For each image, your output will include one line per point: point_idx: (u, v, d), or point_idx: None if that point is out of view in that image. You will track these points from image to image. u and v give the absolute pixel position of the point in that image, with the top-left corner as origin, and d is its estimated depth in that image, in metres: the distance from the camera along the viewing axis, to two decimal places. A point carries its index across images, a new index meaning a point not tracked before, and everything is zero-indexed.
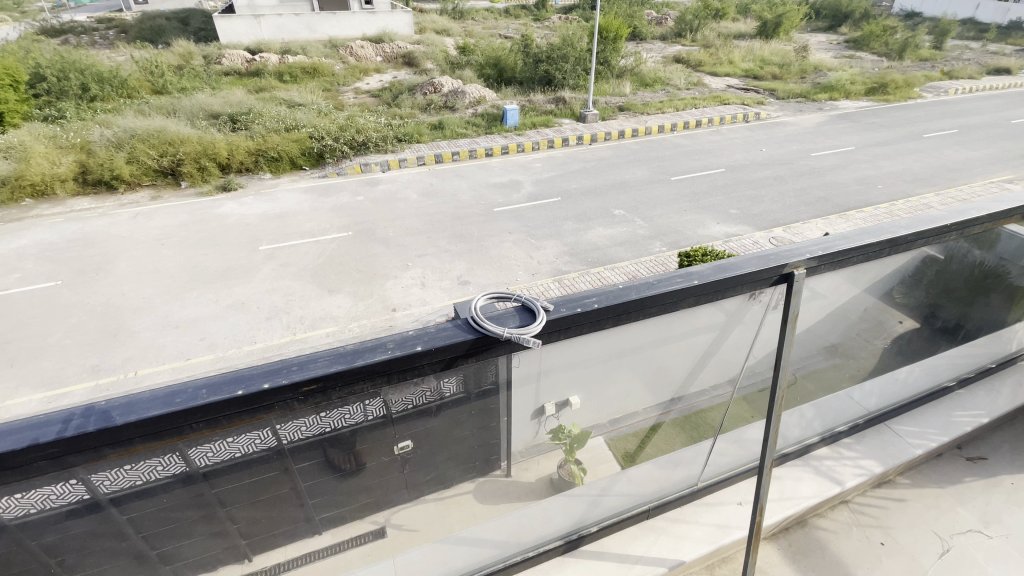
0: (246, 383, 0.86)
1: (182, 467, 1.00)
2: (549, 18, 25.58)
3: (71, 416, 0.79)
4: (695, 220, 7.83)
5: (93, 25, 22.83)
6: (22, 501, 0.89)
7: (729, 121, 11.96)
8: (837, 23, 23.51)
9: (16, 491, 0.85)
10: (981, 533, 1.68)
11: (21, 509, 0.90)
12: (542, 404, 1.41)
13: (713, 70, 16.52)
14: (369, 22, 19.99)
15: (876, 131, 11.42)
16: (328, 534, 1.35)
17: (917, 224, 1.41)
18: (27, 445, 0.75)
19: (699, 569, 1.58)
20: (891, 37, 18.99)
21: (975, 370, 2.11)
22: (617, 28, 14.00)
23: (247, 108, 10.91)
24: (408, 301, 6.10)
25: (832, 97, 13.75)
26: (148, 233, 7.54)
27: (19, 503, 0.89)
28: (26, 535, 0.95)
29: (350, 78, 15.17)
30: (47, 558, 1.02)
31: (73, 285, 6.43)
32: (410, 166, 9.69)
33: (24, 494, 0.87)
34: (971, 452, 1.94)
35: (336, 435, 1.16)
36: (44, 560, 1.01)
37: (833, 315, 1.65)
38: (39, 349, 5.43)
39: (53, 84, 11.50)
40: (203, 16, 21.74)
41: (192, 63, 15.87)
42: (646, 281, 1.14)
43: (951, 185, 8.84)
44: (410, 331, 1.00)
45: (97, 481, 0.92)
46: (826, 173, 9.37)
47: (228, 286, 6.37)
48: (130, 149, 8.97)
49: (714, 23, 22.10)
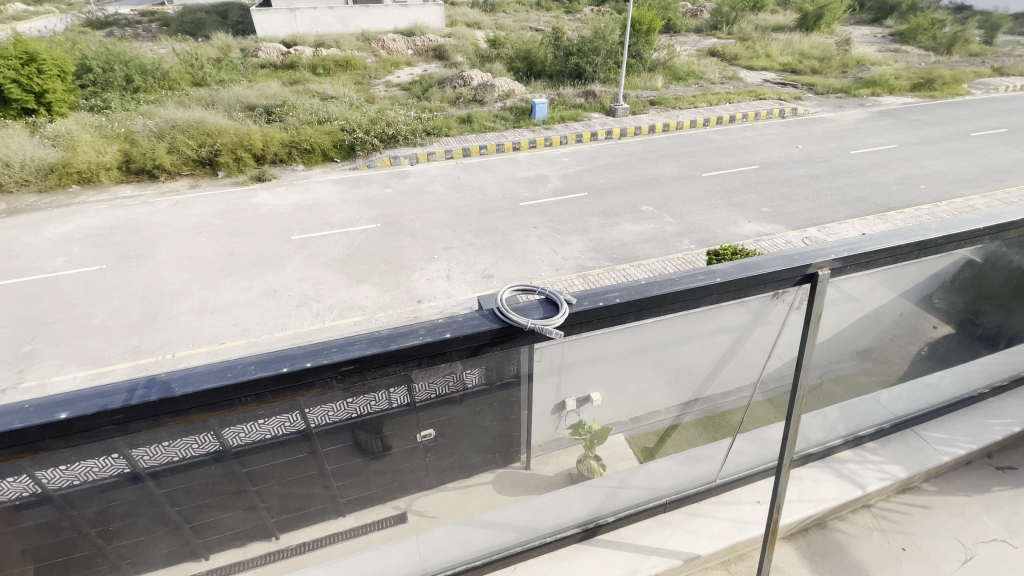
0: (291, 361, 0.92)
1: (217, 446, 1.07)
2: (582, 10, 25.41)
3: (134, 386, 0.87)
4: (725, 218, 7.70)
5: (137, 18, 23.66)
6: (68, 473, 0.97)
7: (764, 116, 11.67)
8: (882, 15, 22.84)
9: (62, 463, 0.94)
10: (1007, 543, 1.65)
11: (67, 480, 0.98)
12: (563, 399, 1.46)
13: (749, 63, 16.11)
14: (401, 15, 20.26)
15: (920, 129, 10.98)
16: (352, 516, 1.42)
17: (951, 226, 1.38)
18: (96, 410, 0.83)
19: (715, 564, 1.60)
20: (940, 29, 18.21)
21: (1010, 378, 2.05)
22: (649, 21, 13.76)
23: (282, 100, 11.21)
24: (433, 292, 6.20)
25: (874, 93, 13.25)
26: (185, 222, 7.81)
27: (66, 474, 0.97)
28: (70, 505, 1.04)
29: (382, 71, 15.42)
30: (91, 529, 1.10)
31: (116, 269, 6.74)
32: (438, 159, 9.81)
33: (70, 465, 0.96)
34: (1002, 461, 1.89)
35: (363, 420, 1.21)
36: (89, 530, 1.10)
37: (864, 320, 1.64)
38: (85, 329, 5.73)
39: (98, 75, 11.92)
40: (241, 10, 22.34)
41: (230, 55, 16.36)
42: (668, 277, 1.15)
43: (999, 187, 8.45)
44: (441, 318, 1.04)
45: (138, 455, 1.00)
46: (865, 172, 9.06)
47: (262, 274, 6.60)
48: (171, 140, 9.31)
49: (752, 14, 21.52)
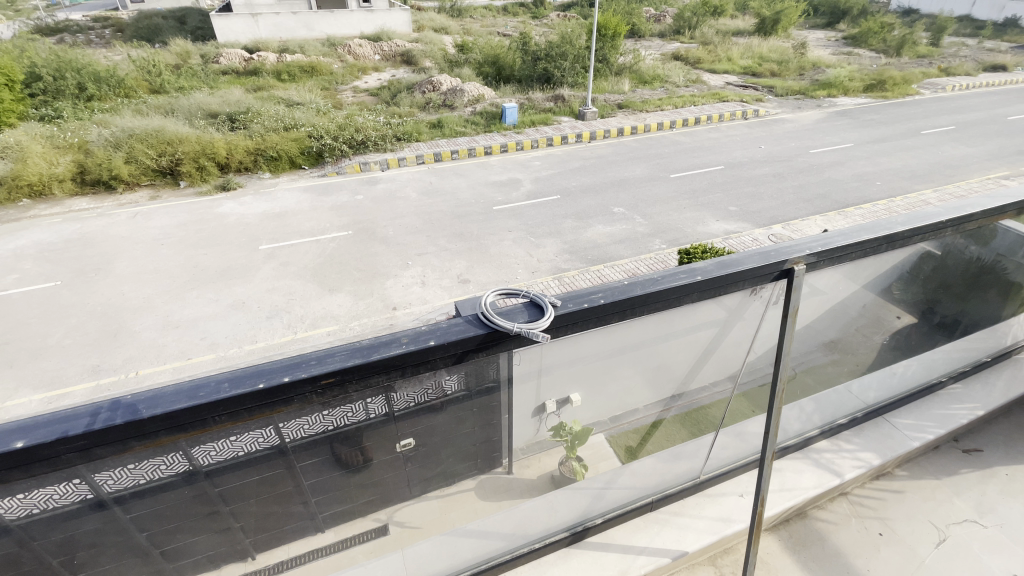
0: (267, 376, 0.89)
1: (186, 466, 1.02)
2: (547, 15, 25.60)
3: (98, 410, 0.82)
4: (694, 217, 7.86)
5: (89, 24, 22.67)
6: (25, 502, 0.91)
7: (727, 118, 11.99)
8: (835, 20, 23.74)
9: (18, 492, 0.87)
10: (977, 523, 1.72)
11: (24, 509, 0.92)
12: (543, 401, 1.44)
13: (712, 66, 16.54)
14: (367, 20, 20.04)
15: (874, 128, 11.46)
16: (332, 531, 1.38)
17: (914, 221, 1.44)
18: (56, 437, 0.77)
19: (702, 559, 1.61)
20: (889, 33, 19.09)
21: (972, 364, 2.14)
22: (615, 26, 14.02)
23: (245, 108, 10.91)
24: (408, 299, 6.13)
25: (831, 94, 13.78)
26: (146, 234, 7.53)
27: (23, 503, 0.91)
28: (29, 536, 0.97)
29: (349, 77, 15.19)
30: (53, 560, 1.03)
31: (73, 286, 6.44)
32: (409, 165, 9.70)
33: (28, 494, 0.89)
34: (968, 444, 1.97)
35: (341, 433, 1.18)
36: (50, 562, 1.03)
37: (834, 312, 1.68)
38: (40, 350, 5.44)
39: (49, 83, 11.46)
40: (200, 15, 21.67)
41: (189, 62, 15.87)
42: (649, 277, 1.16)
43: (949, 182, 8.88)
44: (424, 326, 1.02)
45: (101, 480, 0.94)
46: (824, 170, 9.40)
47: (229, 285, 6.41)
48: (129, 149, 8.94)
49: (713, 19, 22.06)
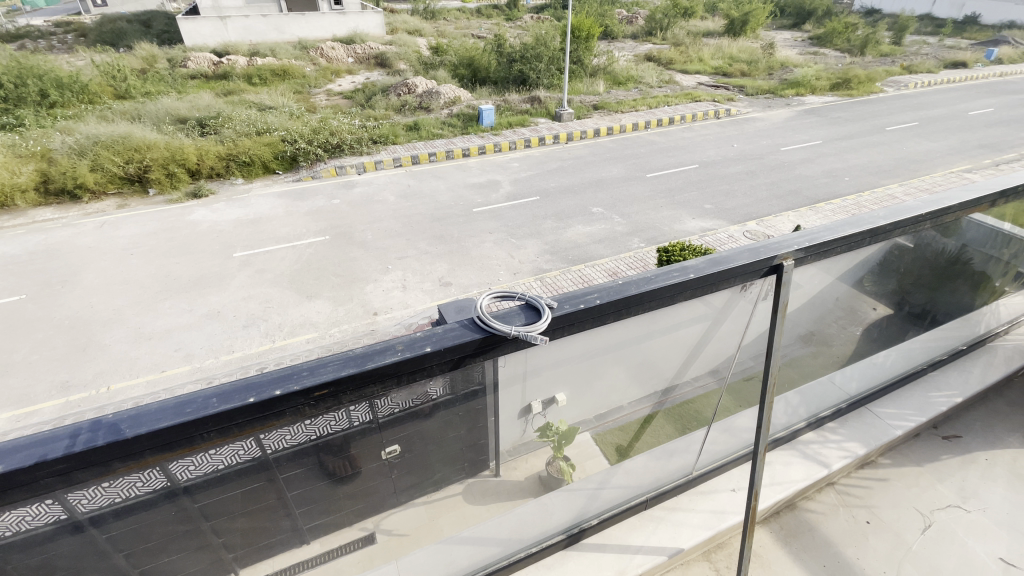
0: (257, 390, 0.85)
1: (164, 482, 0.97)
2: (522, 17, 25.70)
3: (77, 431, 0.78)
4: (671, 216, 7.97)
5: (51, 30, 21.91)
6: None
7: (701, 117, 12.20)
8: (801, 20, 24.30)
9: None
10: (960, 508, 1.76)
11: None
12: (529, 402, 1.40)
13: (684, 67, 16.80)
14: (339, 23, 19.81)
15: (841, 125, 11.79)
16: (317, 542, 1.34)
17: (895, 215, 1.48)
18: (35, 462, 0.73)
19: (698, 555, 1.62)
20: (853, 34, 19.67)
21: (949, 352, 2.21)
22: (589, 27, 14.13)
23: (216, 112, 10.68)
24: (389, 304, 6.06)
25: (799, 93, 14.13)
26: (115, 243, 7.29)
27: None
28: None
29: (323, 80, 14.98)
30: None
31: (39, 299, 6.19)
32: (386, 168, 9.61)
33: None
34: (947, 430, 2.02)
35: (327, 442, 1.15)
36: None
37: (817, 304, 1.71)
38: (5, 367, 5.20)
39: (10, 90, 11.04)
40: (166, 18, 21.11)
41: (156, 66, 15.45)
42: (644, 276, 1.17)
43: (914, 176, 9.18)
44: (419, 331, 1.00)
45: (75, 500, 0.88)
46: (796, 167, 9.63)
47: (203, 294, 6.24)
48: (94, 156, 8.64)
49: (684, 21, 22.43)
